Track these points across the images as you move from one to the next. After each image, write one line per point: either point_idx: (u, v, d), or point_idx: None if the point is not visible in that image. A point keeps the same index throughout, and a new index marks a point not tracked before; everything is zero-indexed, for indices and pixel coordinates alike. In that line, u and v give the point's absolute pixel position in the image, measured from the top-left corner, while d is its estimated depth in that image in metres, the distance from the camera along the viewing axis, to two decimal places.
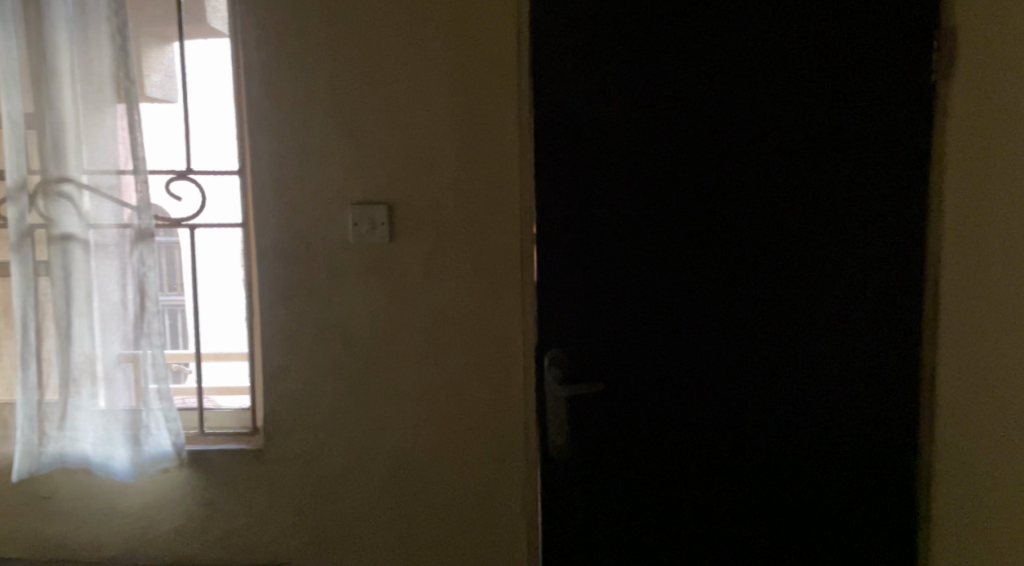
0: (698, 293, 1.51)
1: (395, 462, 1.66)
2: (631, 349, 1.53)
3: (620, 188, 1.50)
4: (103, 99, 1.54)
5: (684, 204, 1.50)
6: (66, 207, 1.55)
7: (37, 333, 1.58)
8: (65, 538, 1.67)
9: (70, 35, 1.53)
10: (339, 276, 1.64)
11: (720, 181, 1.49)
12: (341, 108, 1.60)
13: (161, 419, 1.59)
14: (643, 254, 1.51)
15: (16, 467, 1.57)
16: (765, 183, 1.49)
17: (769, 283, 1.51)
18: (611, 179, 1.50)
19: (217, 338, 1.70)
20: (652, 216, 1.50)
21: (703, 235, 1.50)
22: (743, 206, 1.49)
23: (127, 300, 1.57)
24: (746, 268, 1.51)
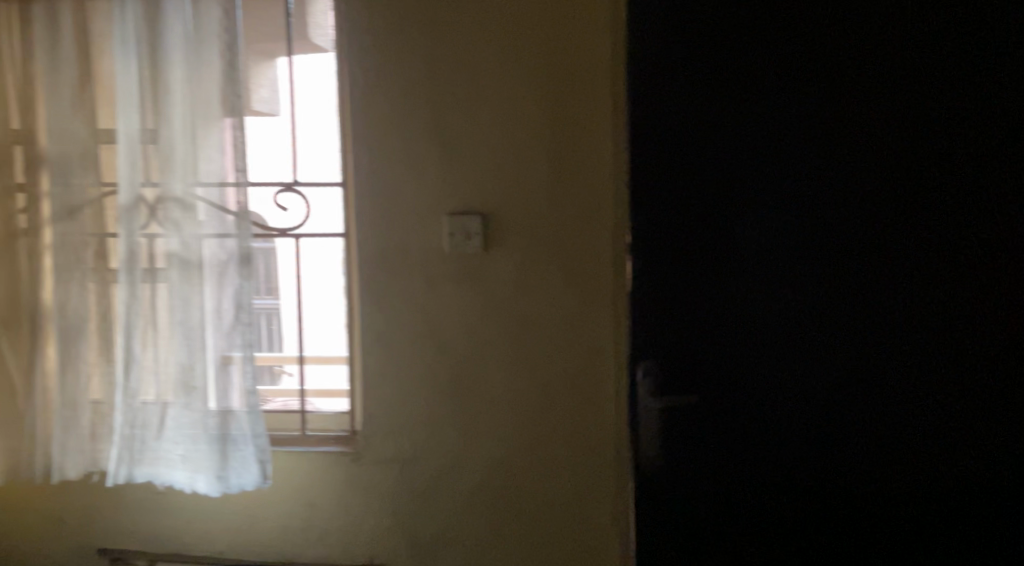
0: (881, 312, 1.05)
1: (487, 467, 1.70)
2: (779, 389, 1.08)
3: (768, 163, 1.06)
4: (210, 114, 1.57)
5: (861, 184, 1.04)
6: (170, 220, 1.60)
7: (141, 340, 1.62)
8: (168, 537, 1.73)
9: (184, 52, 1.56)
10: (435, 287, 1.68)
11: (914, 150, 1.03)
12: (439, 121, 1.64)
13: (248, 432, 1.63)
14: (797, 257, 1.06)
15: (115, 470, 1.62)
16: (986, 152, 1.01)
17: (993, 299, 1.02)
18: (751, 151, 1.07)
19: (319, 343, 1.76)
20: (811, 200, 1.05)
21: (889, 228, 1.04)
22: (952, 185, 1.02)
23: (223, 310, 1.62)
24: (958, 277, 1.03)
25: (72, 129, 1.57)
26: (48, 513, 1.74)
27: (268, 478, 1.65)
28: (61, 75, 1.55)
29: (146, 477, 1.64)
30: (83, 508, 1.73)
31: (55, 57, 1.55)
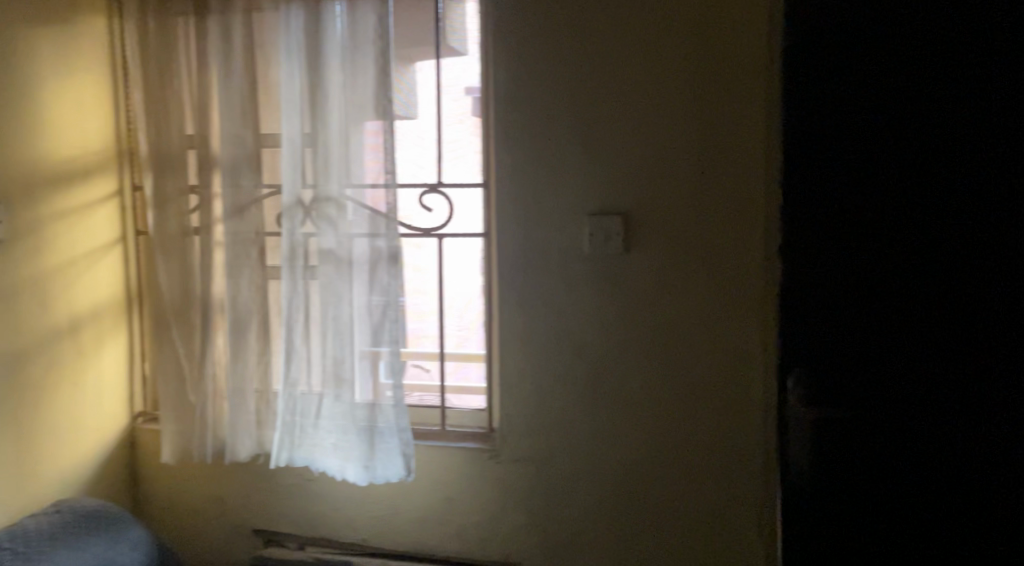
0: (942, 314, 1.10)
1: (624, 472, 1.67)
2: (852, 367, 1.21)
3: (884, 210, 1.11)
4: (363, 117, 1.64)
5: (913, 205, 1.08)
6: (324, 220, 1.68)
7: (299, 333, 1.71)
8: (314, 523, 1.82)
9: (341, 59, 1.63)
10: (575, 288, 1.66)
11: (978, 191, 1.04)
12: (583, 121, 1.63)
13: (393, 425, 1.68)
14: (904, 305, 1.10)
15: (276, 455, 1.72)
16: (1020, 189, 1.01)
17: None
18: (870, 195, 1.11)
19: (459, 341, 1.79)
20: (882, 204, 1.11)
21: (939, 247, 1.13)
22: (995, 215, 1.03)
23: (372, 306, 1.68)
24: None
25: (241, 135, 1.67)
26: (208, 494, 1.86)
27: (412, 472, 1.70)
28: (232, 85, 1.66)
29: (304, 461, 1.74)
30: (238, 491, 1.84)
31: (227, 68, 1.65)
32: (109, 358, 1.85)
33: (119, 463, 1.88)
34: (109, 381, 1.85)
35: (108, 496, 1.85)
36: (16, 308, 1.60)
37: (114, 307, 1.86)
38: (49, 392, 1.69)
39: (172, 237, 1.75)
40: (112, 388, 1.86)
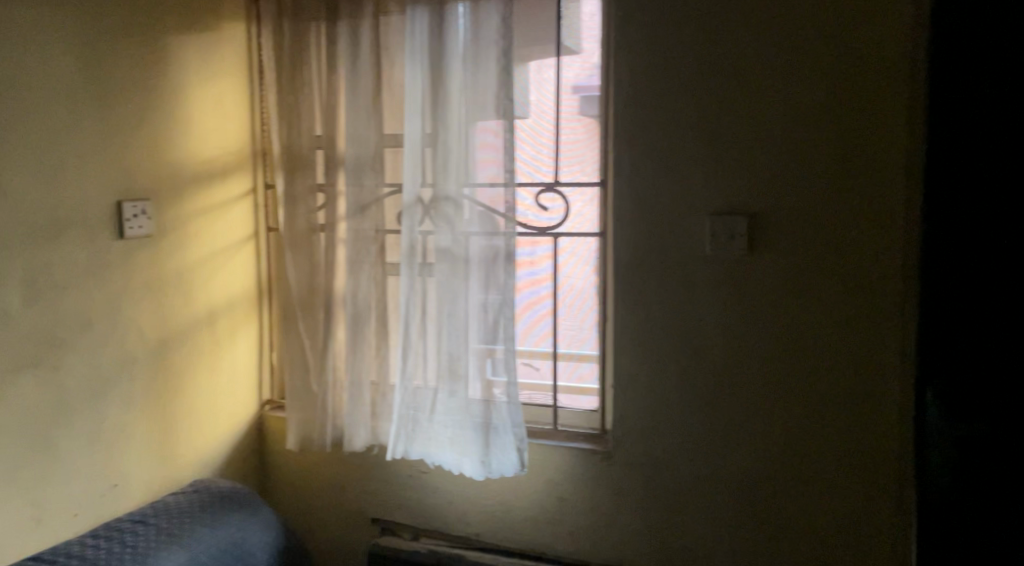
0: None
1: (743, 480, 1.63)
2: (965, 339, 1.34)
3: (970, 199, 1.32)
4: (483, 117, 1.65)
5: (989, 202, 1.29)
6: (444, 218, 1.70)
7: (415, 328, 1.75)
8: (427, 514, 1.86)
9: (463, 61, 1.65)
10: (694, 289, 1.62)
11: None
12: (706, 118, 1.58)
13: (508, 421, 1.70)
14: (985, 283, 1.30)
15: (392, 446, 1.77)
16: None
17: None
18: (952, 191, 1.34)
19: (572, 341, 1.77)
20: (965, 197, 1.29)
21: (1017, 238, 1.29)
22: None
23: (488, 303, 1.69)
24: None
25: (365, 136, 1.73)
26: (328, 481, 1.94)
27: (525, 467, 1.71)
28: (358, 88, 1.72)
29: (419, 455, 1.78)
30: (356, 480, 1.91)
31: (354, 72, 1.71)
32: (241, 347, 1.96)
33: (248, 447, 1.99)
34: (241, 369, 1.96)
35: (238, 477, 1.96)
36: (162, 299, 1.73)
37: (246, 299, 1.97)
38: (189, 379, 1.81)
39: (300, 234, 1.84)
40: (243, 376, 1.97)
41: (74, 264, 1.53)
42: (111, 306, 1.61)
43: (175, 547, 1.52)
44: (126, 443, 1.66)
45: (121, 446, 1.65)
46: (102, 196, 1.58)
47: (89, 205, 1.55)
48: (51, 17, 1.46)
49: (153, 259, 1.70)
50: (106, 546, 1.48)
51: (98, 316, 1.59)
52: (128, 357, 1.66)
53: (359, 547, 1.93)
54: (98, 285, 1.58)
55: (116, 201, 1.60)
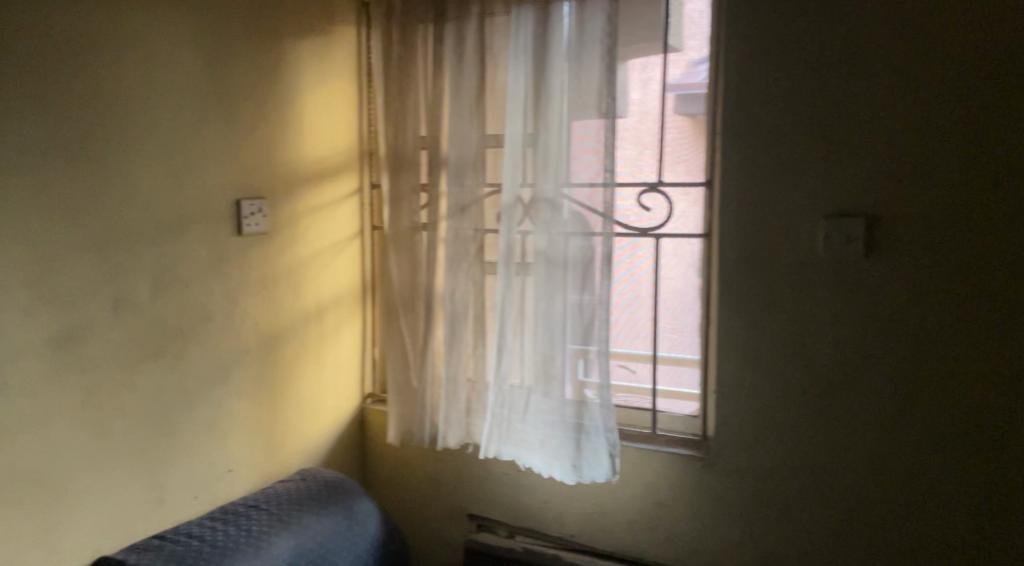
0: None
1: (855, 493, 1.56)
2: None
3: None
4: (585, 116, 1.63)
5: None
6: (541, 219, 1.70)
7: (511, 326, 1.76)
8: (522, 513, 1.86)
9: (567, 61, 1.64)
10: (803, 293, 1.56)
11: None
12: (821, 116, 1.52)
13: (600, 425, 1.67)
14: None
15: (487, 443, 1.79)
16: None
17: None
18: None
19: (672, 343, 1.74)
20: None
21: None
22: None
23: (585, 304, 1.68)
24: None
25: (468, 136, 1.75)
26: (425, 475, 1.97)
27: (616, 475, 1.68)
28: (463, 89, 1.74)
29: (510, 455, 1.79)
30: (453, 475, 1.93)
31: (458, 73, 1.73)
32: (346, 342, 2.03)
33: (351, 438, 2.06)
34: (344, 364, 2.03)
35: (340, 467, 2.03)
36: (273, 293, 1.81)
37: (351, 295, 2.03)
38: (297, 371, 1.88)
39: (403, 232, 1.88)
40: (347, 370, 2.04)
41: (196, 259, 1.62)
42: (227, 299, 1.70)
43: (284, 532, 1.60)
44: (240, 430, 1.75)
45: (235, 433, 1.74)
46: (222, 196, 1.67)
47: (210, 203, 1.64)
48: (180, 27, 1.55)
49: (266, 255, 1.78)
50: (222, 527, 1.56)
51: (216, 308, 1.68)
52: (242, 349, 1.74)
53: (455, 542, 1.95)
54: (216, 279, 1.67)
55: (235, 199, 1.70)
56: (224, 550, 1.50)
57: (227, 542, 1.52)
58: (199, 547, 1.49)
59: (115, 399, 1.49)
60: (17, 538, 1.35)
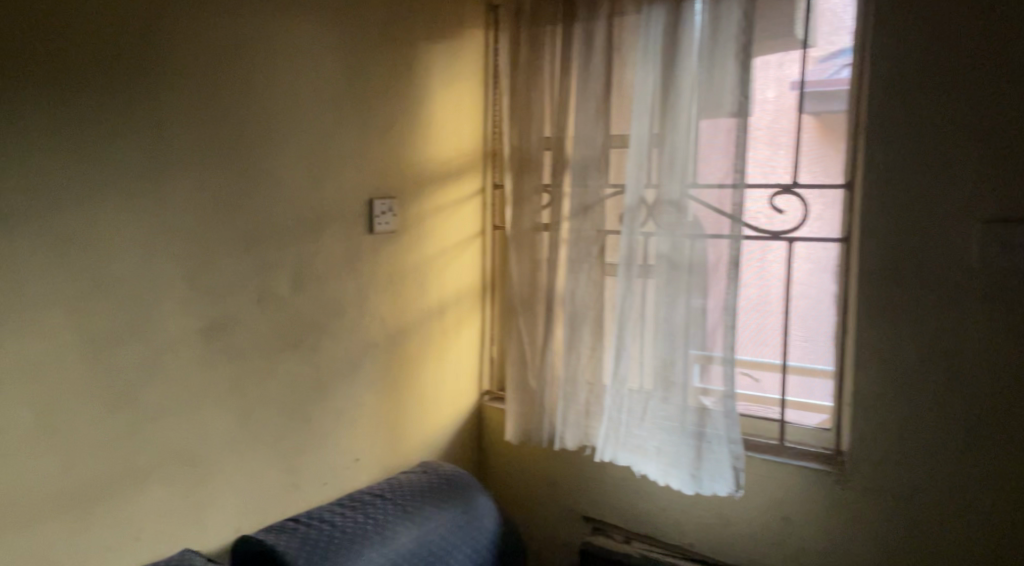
0: None
1: (1012, 521, 1.43)
2: None
3: None
4: (716, 116, 1.58)
5: None
6: (665, 221, 1.65)
7: (632, 330, 1.72)
8: (639, 519, 1.84)
9: (698, 59, 1.59)
10: (953, 303, 1.45)
11: None
12: (980, 113, 1.41)
13: (724, 436, 1.62)
14: None
15: (605, 446, 1.77)
16: None
17: None
18: None
19: (803, 353, 1.66)
20: None
21: None
22: None
23: (710, 309, 1.62)
24: None
25: (593, 136, 1.74)
26: (541, 474, 1.98)
27: (740, 489, 1.62)
28: (589, 89, 1.73)
29: (626, 460, 1.75)
30: (569, 476, 1.93)
31: (585, 72, 1.73)
32: (467, 339, 2.07)
33: (470, 434, 2.10)
34: (464, 360, 2.07)
35: (460, 461, 2.08)
36: (399, 290, 1.88)
37: (473, 293, 2.07)
38: (420, 366, 1.94)
39: (524, 232, 1.89)
40: (466, 366, 2.08)
41: (331, 256, 1.72)
42: (358, 294, 1.78)
43: (408, 522, 1.65)
44: (366, 420, 1.83)
45: (361, 422, 1.82)
46: (355, 196, 1.76)
47: (344, 203, 1.73)
48: (320, 34, 1.64)
49: (393, 252, 1.86)
50: (351, 515, 1.64)
51: (347, 303, 1.76)
52: (371, 343, 1.82)
53: (570, 543, 1.95)
54: (348, 275, 1.76)
55: (368, 199, 1.78)
56: (353, 537, 1.57)
57: (356, 529, 1.59)
58: (331, 531, 1.58)
59: (256, 385, 1.61)
60: (173, 509, 1.49)
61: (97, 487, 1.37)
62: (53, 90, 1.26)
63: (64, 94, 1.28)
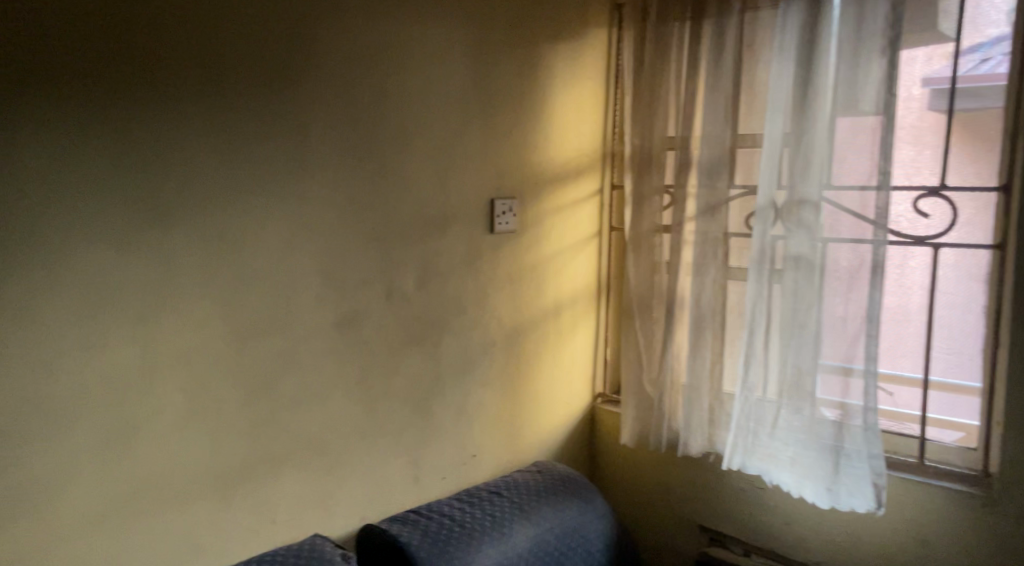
0: None
1: None
2: None
3: None
4: (859, 115, 1.50)
5: None
6: (800, 225, 1.58)
7: (761, 337, 1.66)
8: (760, 532, 1.78)
9: (839, 55, 1.52)
10: None
11: None
12: None
13: (864, 450, 1.54)
14: None
15: (730, 456, 1.71)
16: None
17: None
18: None
19: (947, 367, 1.56)
20: None
21: None
22: None
23: (850, 317, 1.55)
24: None
25: (721, 136, 1.69)
26: (656, 481, 1.95)
27: (882, 507, 1.53)
28: (718, 88, 1.68)
29: (756, 470, 1.70)
30: (685, 484, 1.89)
31: (715, 71, 1.68)
32: (583, 341, 2.06)
33: (583, 436, 2.10)
34: (578, 362, 2.06)
35: (572, 463, 2.08)
36: (519, 290, 1.89)
37: (588, 294, 2.06)
38: (536, 366, 1.95)
39: (644, 234, 1.86)
40: (581, 368, 2.07)
41: (453, 255, 1.75)
42: (478, 294, 1.81)
43: (524, 521, 1.67)
44: (482, 418, 1.85)
45: (478, 420, 1.84)
46: (480, 196, 1.78)
47: (467, 203, 1.76)
48: (449, 36, 1.67)
49: (513, 252, 1.87)
50: (469, 510, 1.67)
51: (468, 302, 1.79)
52: (489, 342, 1.84)
53: (685, 552, 1.91)
54: (469, 274, 1.79)
55: (489, 199, 1.80)
56: (471, 533, 1.59)
57: (474, 524, 1.62)
58: (451, 525, 1.60)
59: (383, 380, 1.66)
60: (304, 496, 1.56)
61: (239, 470, 1.46)
62: (208, 91, 1.35)
63: (219, 95, 1.36)
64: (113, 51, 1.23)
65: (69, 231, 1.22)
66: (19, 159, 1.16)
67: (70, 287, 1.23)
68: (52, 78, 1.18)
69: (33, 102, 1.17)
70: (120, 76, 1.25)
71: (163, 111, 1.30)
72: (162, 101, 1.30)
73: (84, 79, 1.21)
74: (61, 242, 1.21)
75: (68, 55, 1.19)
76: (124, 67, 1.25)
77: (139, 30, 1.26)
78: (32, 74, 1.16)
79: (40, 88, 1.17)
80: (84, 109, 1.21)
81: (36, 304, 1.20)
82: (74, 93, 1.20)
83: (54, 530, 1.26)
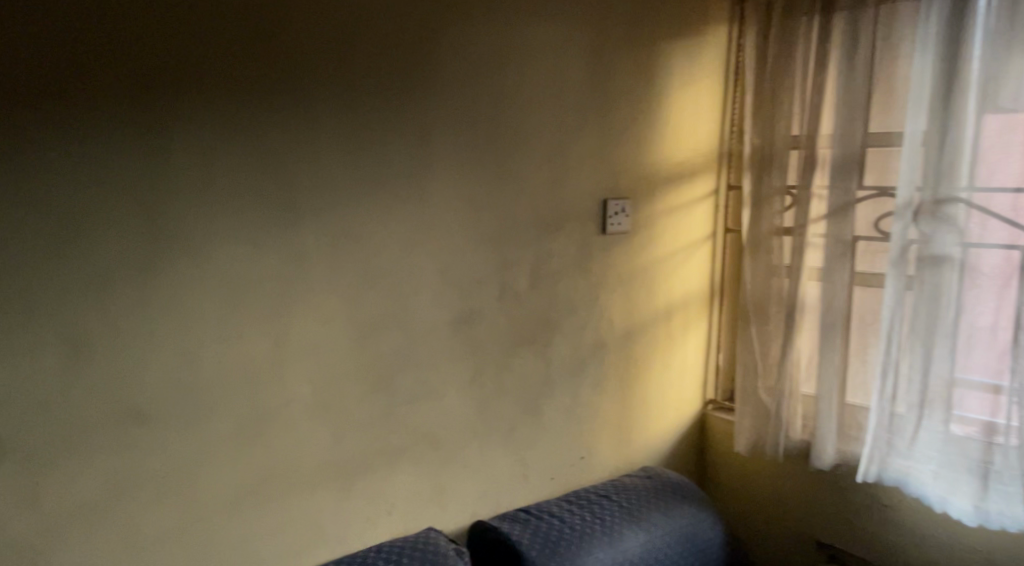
0: None
1: None
2: None
3: None
4: (1013, 111, 1.40)
5: None
6: (943, 228, 1.49)
7: (898, 346, 1.57)
8: (886, 553, 1.69)
9: (990, 48, 1.42)
10: None
11: None
12: None
13: (1015, 470, 1.43)
14: None
15: (862, 468, 1.63)
16: None
17: None
18: None
19: None
20: None
21: None
22: None
23: (1001, 326, 1.45)
24: None
25: (852, 135, 1.61)
26: (770, 492, 1.89)
27: None
28: (851, 84, 1.60)
29: (894, 482, 1.61)
30: (801, 497, 1.82)
31: (848, 66, 1.60)
32: (694, 345, 2.02)
33: (691, 441, 2.06)
34: (689, 367, 2.01)
35: (680, 469, 2.04)
36: (631, 292, 1.87)
37: (701, 298, 2.01)
38: (646, 369, 1.92)
39: (762, 237, 1.80)
40: (691, 372, 2.02)
41: (565, 256, 1.74)
42: (589, 295, 1.80)
43: (634, 527, 1.65)
44: (591, 420, 1.84)
45: (587, 422, 1.83)
46: (594, 197, 1.77)
47: (581, 203, 1.75)
48: (570, 36, 1.67)
49: (626, 254, 1.85)
50: (578, 512, 1.66)
51: (580, 302, 1.78)
52: (599, 344, 1.83)
53: None
54: (581, 275, 1.78)
55: (603, 200, 1.78)
56: (581, 534, 1.59)
57: (583, 527, 1.61)
58: (561, 527, 1.60)
59: (496, 379, 1.67)
60: (418, 490, 1.60)
61: (360, 462, 1.51)
62: (341, 93, 1.40)
63: (349, 97, 1.41)
64: (255, 56, 1.30)
65: (215, 227, 1.29)
66: (170, 159, 1.24)
67: (212, 280, 1.30)
68: (203, 82, 1.25)
69: (183, 105, 1.24)
70: (259, 79, 1.31)
71: (298, 112, 1.35)
72: (298, 103, 1.35)
73: (229, 83, 1.28)
74: (206, 238, 1.29)
75: (214, 59, 1.26)
76: (264, 71, 1.31)
77: (278, 36, 1.32)
78: (183, 79, 1.23)
79: (193, 91, 1.24)
80: (230, 112, 1.28)
81: (183, 295, 1.28)
82: (220, 96, 1.27)
83: (192, 510, 1.33)
